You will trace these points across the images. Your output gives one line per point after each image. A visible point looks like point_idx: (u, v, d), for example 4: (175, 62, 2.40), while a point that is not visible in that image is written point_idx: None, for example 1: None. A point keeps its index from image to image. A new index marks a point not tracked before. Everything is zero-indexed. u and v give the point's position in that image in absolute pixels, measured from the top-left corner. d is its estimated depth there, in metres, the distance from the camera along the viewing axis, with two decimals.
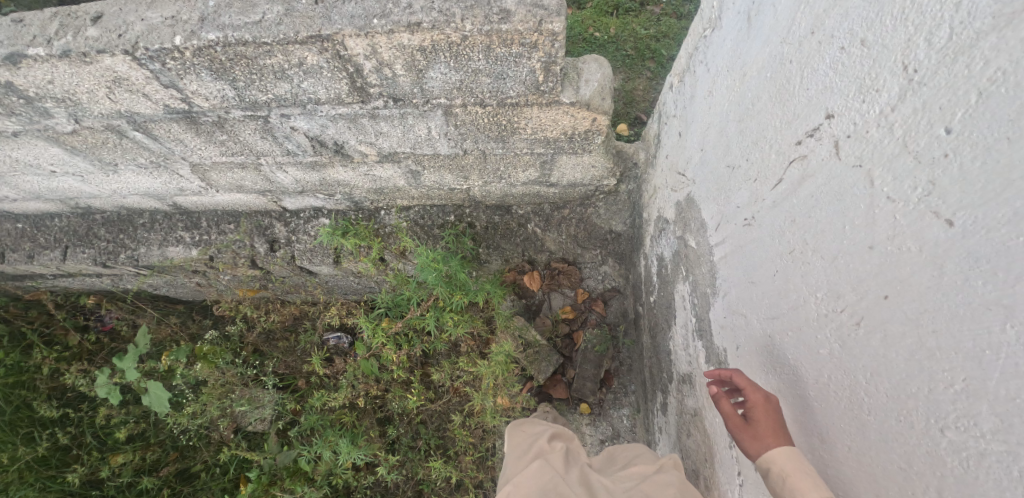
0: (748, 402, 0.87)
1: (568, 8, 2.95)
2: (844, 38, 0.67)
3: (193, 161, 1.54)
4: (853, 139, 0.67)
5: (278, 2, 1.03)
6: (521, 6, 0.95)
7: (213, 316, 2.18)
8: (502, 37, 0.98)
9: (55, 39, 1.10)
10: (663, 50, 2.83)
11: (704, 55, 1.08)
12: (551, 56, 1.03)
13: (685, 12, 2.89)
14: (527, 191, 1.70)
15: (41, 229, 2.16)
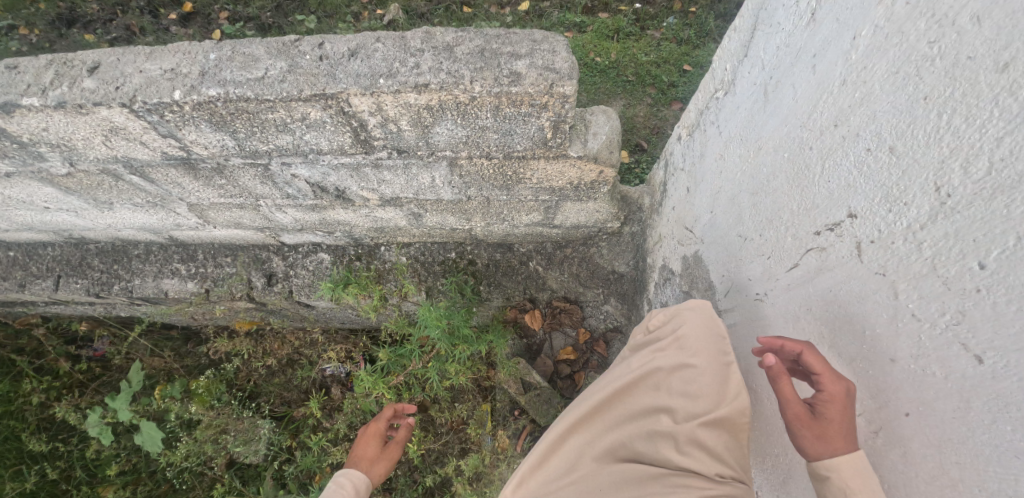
0: (822, 392, 0.71)
1: (569, 32, 2.94)
2: (870, 140, 0.66)
3: (191, 201, 1.51)
4: (876, 244, 0.67)
5: (281, 58, 1.01)
6: (532, 69, 0.93)
7: (208, 349, 2.14)
8: (511, 98, 0.95)
9: (50, 89, 1.07)
10: (663, 77, 2.82)
11: (715, 118, 1.07)
12: (561, 115, 1.01)
13: (685, 38, 2.88)
14: (530, 232, 1.67)
15: (33, 258, 2.10)
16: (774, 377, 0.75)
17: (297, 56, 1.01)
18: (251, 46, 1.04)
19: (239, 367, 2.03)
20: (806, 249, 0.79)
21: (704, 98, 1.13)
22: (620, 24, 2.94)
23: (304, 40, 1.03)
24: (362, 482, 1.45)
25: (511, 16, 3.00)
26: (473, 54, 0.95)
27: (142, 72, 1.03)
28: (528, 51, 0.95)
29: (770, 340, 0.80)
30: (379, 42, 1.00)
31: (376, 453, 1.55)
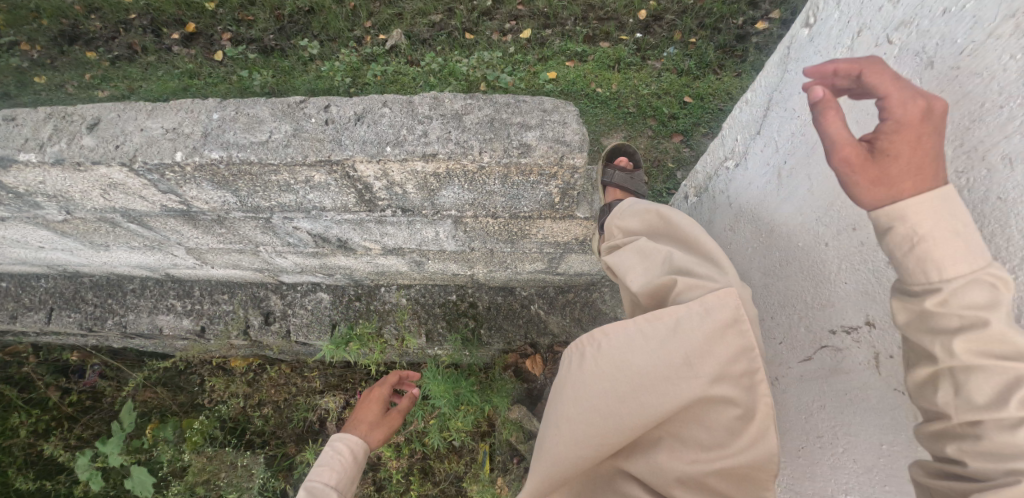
0: (891, 116, 0.60)
1: (571, 62, 2.94)
2: (889, 253, 0.65)
3: (189, 245, 1.48)
4: (893, 359, 0.66)
5: (285, 121, 1.01)
6: (543, 141, 0.92)
7: (201, 384, 2.09)
8: (521, 168, 0.93)
9: (48, 144, 1.05)
10: (665, 108, 2.80)
11: (727, 188, 1.06)
12: (569, 183, 0.99)
13: (686, 69, 2.89)
14: (533, 277, 1.65)
15: (25, 289, 2.06)
16: (822, 105, 0.62)
17: (303, 118, 1.01)
18: (257, 108, 1.05)
19: (234, 407, 1.99)
20: (821, 345, 0.79)
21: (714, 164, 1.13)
22: (621, 53, 2.95)
23: (310, 104, 1.05)
24: (358, 445, 1.39)
25: (513, 44, 3.01)
26: (483, 121, 0.95)
27: (143, 132, 1.01)
28: (538, 123, 0.94)
29: (821, 66, 0.65)
30: (386, 106, 1.01)
31: (376, 417, 1.49)
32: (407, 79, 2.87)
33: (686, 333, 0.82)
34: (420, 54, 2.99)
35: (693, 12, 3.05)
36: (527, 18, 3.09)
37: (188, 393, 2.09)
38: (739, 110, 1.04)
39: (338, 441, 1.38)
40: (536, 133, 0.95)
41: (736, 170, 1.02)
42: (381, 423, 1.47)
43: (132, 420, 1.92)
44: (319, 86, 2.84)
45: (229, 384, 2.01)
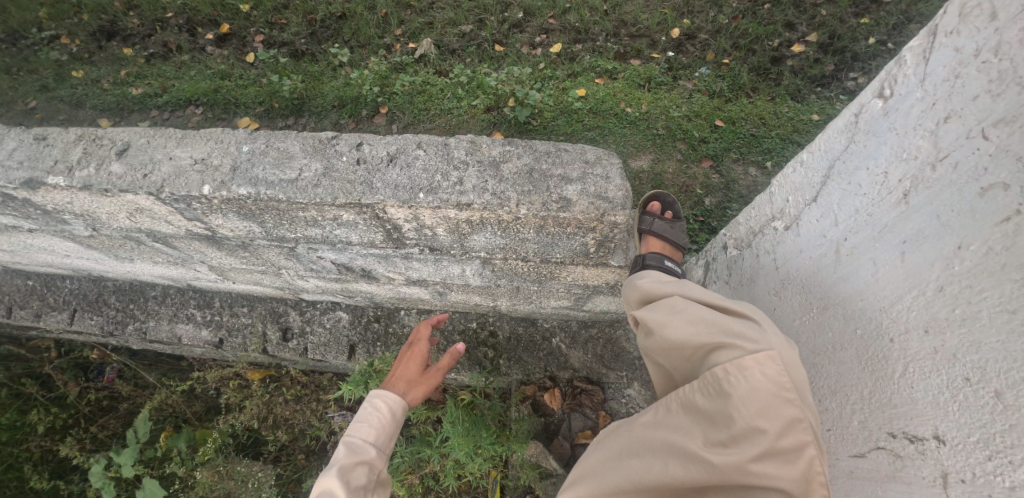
0: None
1: (601, 79, 2.89)
2: (971, 374, 0.67)
3: (212, 263, 1.46)
4: (966, 483, 0.67)
5: (316, 159, 1.01)
6: (583, 196, 0.90)
7: (216, 395, 2.07)
8: (558, 221, 0.91)
9: (77, 169, 1.06)
10: (695, 132, 2.69)
11: (777, 249, 1.05)
12: (607, 236, 0.96)
13: (718, 90, 2.82)
14: (557, 312, 1.60)
15: (51, 289, 2.07)
16: None
17: (334, 156, 1.01)
18: (290, 144, 1.05)
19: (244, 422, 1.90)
20: (878, 446, 0.82)
21: (761, 221, 1.12)
22: (652, 72, 2.89)
23: (341, 142, 1.05)
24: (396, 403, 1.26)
25: (543, 58, 2.98)
26: (523, 170, 0.94)
27: (171, 162, 1.02)
28: (580, 176, 0.94)
29: None
30: (420, 148, 1.01)
31: (415, 374, 1.32)
32: (435, 90, 2.85)
33: (728, 404, 0.77)
34: (449, 64, 2.97)
35: (727, 32, 2.99)
36: (558, 32, 3.08)
37: (203, 400, 2.08)
38: (793, 172, 1.04)
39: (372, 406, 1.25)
40: (577, 186, 0.94)
41: (789, 233, 1.01)
42: (418, 383, 1.31)
43: (146, 428, 1.88)
44: (347, 93, 2.81)
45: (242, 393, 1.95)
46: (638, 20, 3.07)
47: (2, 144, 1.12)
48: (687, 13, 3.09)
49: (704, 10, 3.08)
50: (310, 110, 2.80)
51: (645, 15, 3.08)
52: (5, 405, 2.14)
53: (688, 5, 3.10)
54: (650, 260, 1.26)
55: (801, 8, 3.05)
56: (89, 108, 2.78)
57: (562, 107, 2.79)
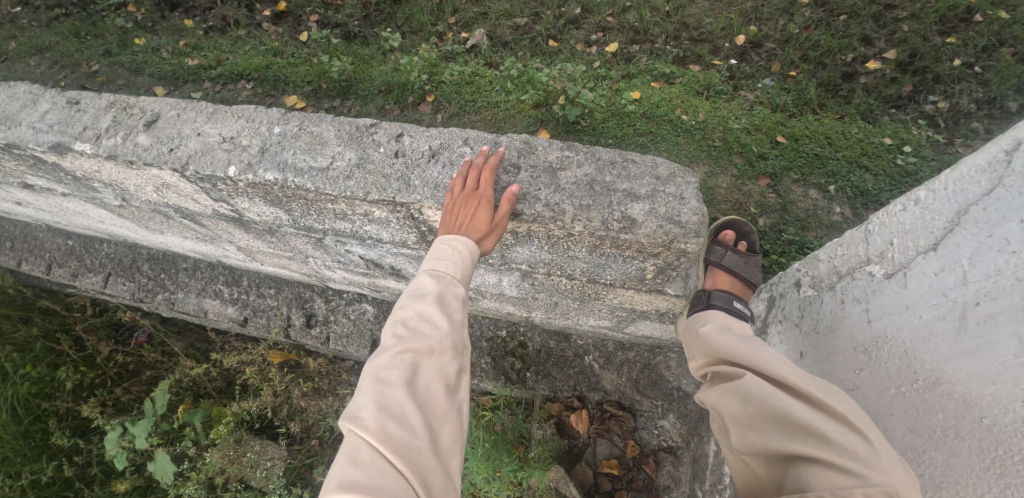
0: None
1: (657, 83, 2.73)
2: None
3: (240, 244, 1.41)
4: None
5: (351, 149, 1.05)
6: (650, 218, 0.97)
7: (235, 374, 2.04)
8: (617, 241, 0.98)
9: (105, 137, 1.09)
10: (754, 147, 2.48)
11: (853, 292, 1.04)
12: (669, 262, 1.02)
13: (783, 104, 2.61)
14: (593, 330, 1.50)
15: (89, 250, 2.09)
16: None
17: (371, 146, 1.06)
18: (326, 133, 1.08)
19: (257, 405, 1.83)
20: None
21: (847, 261, 1.09)
22: (712, 79, 2.70)
23: (382, 134, 1.09)
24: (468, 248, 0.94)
25: (598, 57, 2.84)
26: (581, 181, 1.01)
27: (200, 139, 1.05)
28: (648, 194, 1.00)
29: None
30: (466, 145, 1.07)
31: (477, 219, 0.95)
32: (485, 81, 2.75)
33: None
34: (500, 56, 2.87)
35: (797, 42, 2.74)
36: (615, 30, 2.92)
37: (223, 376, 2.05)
38: (902, 211, 1.01)
39: (431, 263, 0.95)
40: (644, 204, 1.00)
41: (877, 278, 1.00)
42: (485, 232, 0.95)
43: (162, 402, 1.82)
44: (395, 79, 2.74)
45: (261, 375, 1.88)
46: (702, 23, 2.88)
47: (39, 106, 1.18)
48: (755, 20, 2.86)
49: (773, 18, 2.84)
50: (357, 92, 2.76)
51: (710, 19, 2.88)
52: (41, 359, 2.18)
53: (757, 11, 2.87)
54: (716, 299, 1.24)
55: (881, 21, 2.73)
56: (146, 75, 2.82)
57: (615, 109, 2.64)
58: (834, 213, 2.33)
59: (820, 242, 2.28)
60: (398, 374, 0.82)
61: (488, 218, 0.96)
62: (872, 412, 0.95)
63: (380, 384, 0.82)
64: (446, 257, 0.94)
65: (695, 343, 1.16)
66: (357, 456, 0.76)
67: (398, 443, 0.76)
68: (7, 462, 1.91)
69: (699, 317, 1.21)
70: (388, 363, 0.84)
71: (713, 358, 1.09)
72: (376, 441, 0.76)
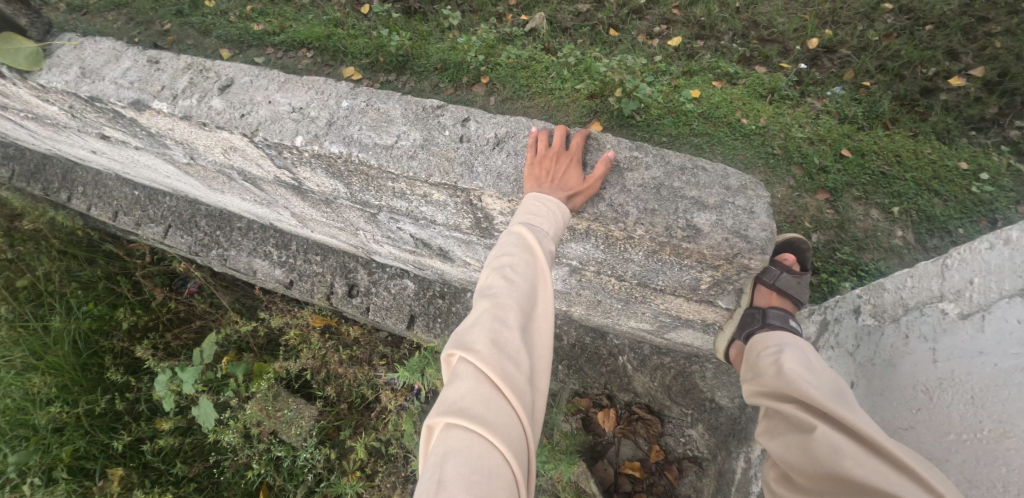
0: None
1: (719, 83, 2.63)
2: None
3: (295, 211, 1.45)
4: None
5: (415, 129, 1.06)
6: (717, 230, 0.96)
7: (277, 333, 2.12)
8: (676, 249, 0.98)
9: (181, 97, 1.13)
10: (816, 158, 2.37)
11: (920, 329, 1.04)
12: (728, 278, 1.02)
13: (852, 116, 2.47)
14: (631, 331, 1.49)
15: (153, 202, 2.20)
16: None
17: (436, 128, 1.06)
18: (393, 112, 1.09)
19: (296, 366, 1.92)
20: None
21: (917, 296, 1.08)
22: (778, 83, 2.57)
23: (448, 118, 1.09)
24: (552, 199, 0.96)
25: (659, 51, 2.75)
26: (648, 183, 1.02)
27: (270, 107, 1.08)
28: (716, 205, 0.99)
29: None
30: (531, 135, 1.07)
31: (571, 179, 0.98)
32: (541, 67, 2.72)
33: None
34: (559, 43, 2.82)
35: (875, 50, 2.57)
36: (680, 24, 2.82)
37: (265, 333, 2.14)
38: (988, 250, 1.00)
39: (523, 215, 0.93)
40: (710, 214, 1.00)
41: (952, 318, 0.99)
42: (581, 190, 0.97)
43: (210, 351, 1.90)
44: (452, 57, 2.74)
45: (303, 337, 1.96)
46: (773, 23, 2.74)
47: (121, 63, 1.23)
48: (832, 23, 2.70)
49: (851, 22, 2.68)
50: (412, 69, 2.78)
51: (782, 19, 2.74)
52: (102, 298, 2.34)
53: (834, 14, 2.70)
54: (772, 318, 1.22)
55: (970, 35, 2.52)
56: (215, 37, 2.92)
57: (672, 107, 2.56)
58: (895, 237, 2.22)
59: (875, 265, 2.18)
60: (501, 312, 0.83)
61: (580, 179, 0.99)
62: (923, 454, 0.96)
63: (483, 322, 0.82)
64: (537, 213, 0.93)
65: (763, 366, 1.14)
66: (470, 384, 0.76)
67: (505, 374, 0.77)
68: (66, 390, 2.07)
69: (760, 337, 1.19)
70: (491, 301, 0.84)
71: (776, 386, 1.07)
72: (485, 370, 0.77)
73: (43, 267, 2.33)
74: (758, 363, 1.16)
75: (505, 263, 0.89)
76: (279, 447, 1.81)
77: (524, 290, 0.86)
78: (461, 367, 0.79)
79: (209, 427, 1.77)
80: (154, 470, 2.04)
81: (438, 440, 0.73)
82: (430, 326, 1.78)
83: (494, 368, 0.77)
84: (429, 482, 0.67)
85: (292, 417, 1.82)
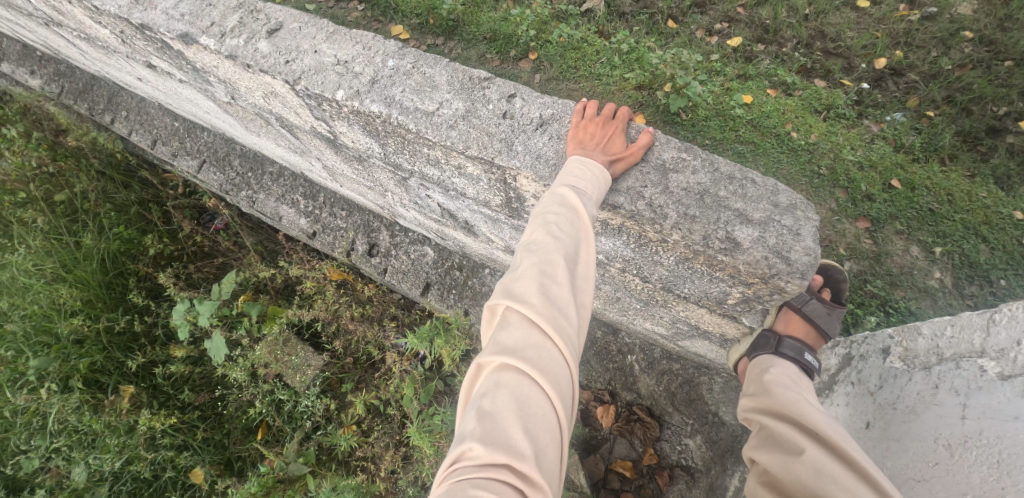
0: None
1: (774, 91, 2.53)
2: None
3: (327, 164, 1.45)
4: None
5: (459, 98, 1.04)
6: (757, 246, 0.92)
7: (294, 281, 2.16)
8: (710, 259, 0.96)
9: (229, 35, 1.12)
10: (862, 184, 2.28)
11: (952, 382, 1.01)
12: (758, 296, 1.00)
13: (908, 145, 2.35)
14: (645, 333, 1.47)
15: (191, 136, 2.23)
16: None
17: (480, 101, 1.04)
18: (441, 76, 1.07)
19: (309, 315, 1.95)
20: None
21: (955, 347, 1.07)
22: (836, 100, 2.47)
23: (495, 90, 1.07)
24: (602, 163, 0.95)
25: (716, 49, 2.65)
26: (692, 186, 0.99)
27: (315, 57, 1.06)
28: (762, 220, 0.94)
29: None
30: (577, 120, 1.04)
31: (615, 144, 1.00)
32: (592, 50, 2.66)
33: None
34: (614, 28, 2.74)
35: (945, 79, 2.43)
36: (743, 24, 2.70)
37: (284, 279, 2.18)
38: None
39: (567, 175, 0.93)
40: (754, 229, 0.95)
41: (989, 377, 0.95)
42: (625, 155, 0.99)
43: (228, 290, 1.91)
44: (502, 28, 2.72)
45: (319, 289, 1.99)
46: (842, 36, 2.60)
47: None
48: (904, 44, 2.54)
49: (925, 46, 2.52)
50: (462, 35, 2.76)
51: (851, 33, 2.60)
52: (133, 222, 2.41)
53: (909, 35, 2.55)
54: (787, 348, 1.18)
55: None
56: None
57: (720, 110, 2.49)
58: (931, 278, 2.13)
59: (906, 304, 2.09)
60: (545, 269, 0.83)
61: (623, 145, 1.01)
62: None
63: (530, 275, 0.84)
64: (580, 177, 0.92)
65: (771, 383, 1.11)
66: (515, 329, 0.80)
67: (548, 321, 0.79)
68: (89, 304, 2.15)
69: (768, 359, 1.17)
70: (538, 258, 0.84)
71: (779, 400, 1.06)
72: (529, 321, 0.79)
73: (80, 184, 2.39)
74: (763, 380, 1.13)
75: (552, 217, 0.89)
76: (281, 391, 1.85)
77: (570, 247, 0.86)
78: (507, 315, 0.82)
79: (219, 361, 1.81)
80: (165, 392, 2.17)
81: (486, 380, 0.79)
82: (444, 296, 1.77)
83: (538, 315, 0.79)
84: (476, 415, 0.74)
85: (299, 363, 1.86)
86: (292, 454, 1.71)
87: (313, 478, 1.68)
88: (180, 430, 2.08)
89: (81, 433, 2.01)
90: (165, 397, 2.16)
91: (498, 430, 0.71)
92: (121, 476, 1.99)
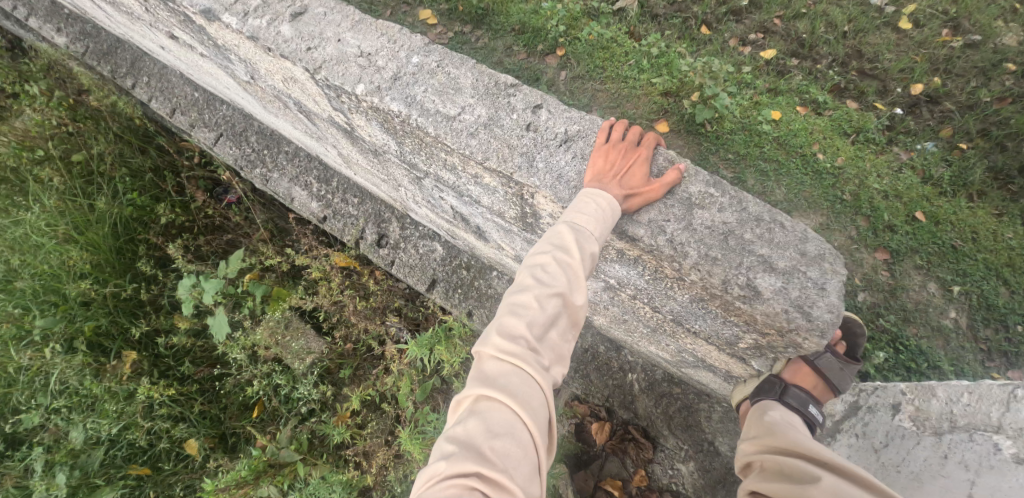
0: None
1: (803, 108, 2.50)
2: None
3: (341, 152, 1.43)
4: None
5: (481, 105, 1.04)
6: (781, 298, 0.91)
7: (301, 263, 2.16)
8: (728, 304, 0.96)
9: (251, 15, 1.10)
10: (888, 213, 2.25)
11: (964, 455, 1.13)
12: (771, 337, 0.98)
13: (937, 176, 2.32)
14: (649, 355, 1.45)
15: (210, 108, 2.22)
16: None
17: (504, 109, 1.04)
18: (467, 78, 1.06)
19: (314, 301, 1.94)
20: None
21: (969, 415, 1.19)
22: (866, 124, 2.44)
23: (517, 99, 1.07)
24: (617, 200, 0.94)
25: (748, 60, 2.59)
26: (718, 227, 0.97)
27: (338, 48, 1.05)
28: (786, 269, 0.94)
29: None
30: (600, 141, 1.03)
31: (637, 179, 0.98)
32: (619, 49, 2.64)
33: None
34: (644, 29, 2.72)
35: (983, 110, 2.39)
36: (778, 36, 2.65)
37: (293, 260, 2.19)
38: None
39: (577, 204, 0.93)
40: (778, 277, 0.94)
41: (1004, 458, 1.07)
42: (644, 191, 0.96)
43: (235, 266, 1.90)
44: (531, 19, 2.74)
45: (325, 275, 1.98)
46: (880, 56, 2.54)
47: None
48: (943, 70, 2.50)
49: (965, 75, 2.48)
50: (491, 24, 2.74)
51: (891, 53, 2.54)
52: (146, 189, 2.41)
53: (950, 62, 2.50)
54: (793, 395, 1.17)
55: None
56: None
57: (747, 124, 2.45)
58: (947, 316, 2.16)
59: (916, 343, 2.07)
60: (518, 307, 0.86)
61: (646, 180, 0.98)
62: None
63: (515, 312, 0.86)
64: (589, 208, 0.91)
65: (773, 428, 1.11)
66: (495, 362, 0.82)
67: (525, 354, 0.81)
68: (98, 268, 2.17)
69: (769, 405, 1.17)
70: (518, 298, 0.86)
71: (788, 440, 1.04)
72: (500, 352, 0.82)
73: (96, 148, 2.40)
74: (764, 423, 1.13)
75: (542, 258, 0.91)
76: (280, 375, 1.87)
77: (555, 280, 0.87)
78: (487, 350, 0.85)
79: (219, 339, 1.80)
80: (165, 361, 2.21)
81: (465, 410, 0.80)
82: (449, 294, 1.76)
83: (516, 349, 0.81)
84: (453, 439, 0.75)
85: (299, 352, 1.87)
86: (284, 440, 1.73)
87: (304, 465, 1.70)
88: (179, 401, 2.13)
89: (80, 395, 2.05)
90: (165, 368, 2.19)
91: (476, 453, 0.73)
92: (121, 441, 2.06)
